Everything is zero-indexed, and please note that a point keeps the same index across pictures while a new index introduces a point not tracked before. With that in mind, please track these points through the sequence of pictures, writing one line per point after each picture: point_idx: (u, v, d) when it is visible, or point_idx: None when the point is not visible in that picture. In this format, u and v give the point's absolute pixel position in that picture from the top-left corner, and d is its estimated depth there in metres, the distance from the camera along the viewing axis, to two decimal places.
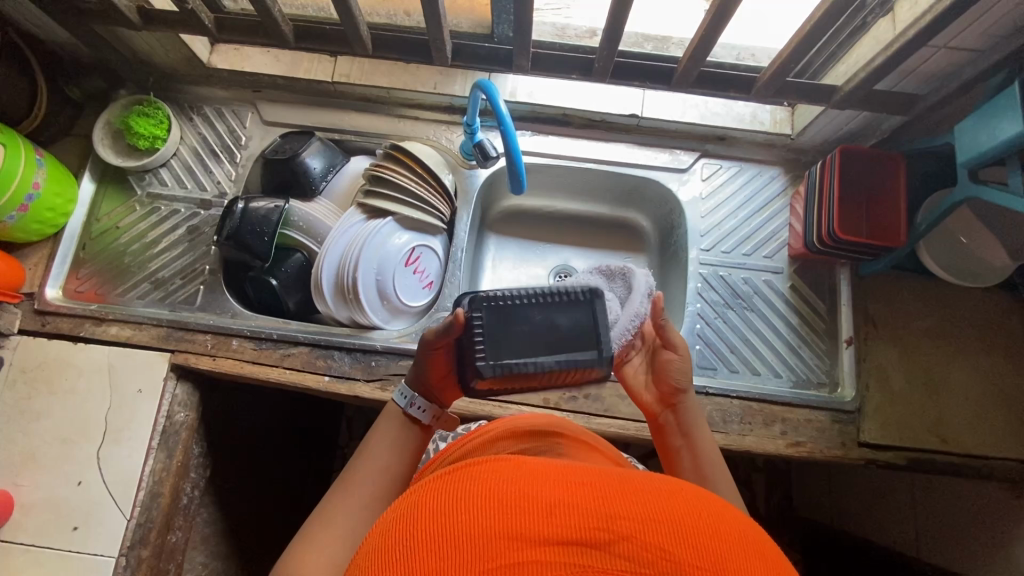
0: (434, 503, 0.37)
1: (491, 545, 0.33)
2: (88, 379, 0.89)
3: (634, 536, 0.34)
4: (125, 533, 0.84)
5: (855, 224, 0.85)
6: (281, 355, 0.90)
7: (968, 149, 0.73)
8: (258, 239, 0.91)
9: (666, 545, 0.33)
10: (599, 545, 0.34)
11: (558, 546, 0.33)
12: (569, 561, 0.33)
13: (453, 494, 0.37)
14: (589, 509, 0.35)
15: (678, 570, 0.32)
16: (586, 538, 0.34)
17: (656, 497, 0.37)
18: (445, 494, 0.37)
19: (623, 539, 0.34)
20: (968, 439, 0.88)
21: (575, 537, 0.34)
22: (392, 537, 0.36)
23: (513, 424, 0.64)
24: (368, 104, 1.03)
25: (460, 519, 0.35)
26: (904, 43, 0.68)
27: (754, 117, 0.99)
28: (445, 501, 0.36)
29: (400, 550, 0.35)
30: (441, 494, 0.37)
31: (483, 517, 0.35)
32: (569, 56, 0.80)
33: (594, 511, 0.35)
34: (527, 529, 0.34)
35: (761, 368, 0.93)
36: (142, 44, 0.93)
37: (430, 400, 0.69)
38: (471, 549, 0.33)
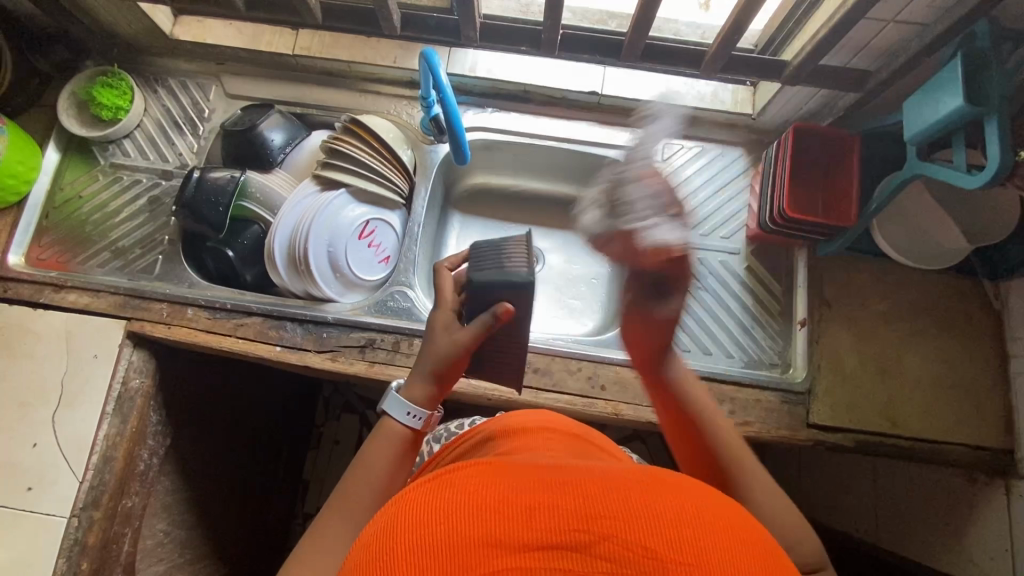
0: (412, 512, 0.36)
1: (471, 553, 0.33)
2: (45, 344, 0.90)
3: (614, 535, 0.34)
4: (77, 494, 0.86)
5: (809, 203, 0.84)
6: (235, 325, 0.91)
7: (914, 126, 0.72)
8: (212, 207, 0.92)
9: (649, 544, 0.33)
10: (580, 547, 0.33)
11: (540, 551, 0.33)
12: (549, 563, 0.33)
13: (429, 503, 0.37)
14: (571, 511, 0.35)
15: (662, 569, 0.32)
16: (567, 541, 0.33)
17: (639, 498, 0.36)
18: (422, 504, 0.37)
19: (602, 539, 0.33)
20: (920, 423, 0.87)
21: (554, 540, 0.33)
22: (371, 549, 0.36)
23: (500, 423, 0.66)
24: (331, 78, 1.03)
25: (442, 527, 0.35)
26: (845, 13, 0.67)
27: (715, 96, 0.99)
28: (422, 509, 0.36)
29: (377, 564, 0.34)
30: (419, 504, 0.37)
31: (466, 525, 0.34)
32: (518, 28, 0.80)
33: (575, 513, 0.35)
34: (507, 536, 0.34)
35: (713, 348, 0.93)
36: (103, 13, 0.94)
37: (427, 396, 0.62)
38: (448, 562, 0.33)
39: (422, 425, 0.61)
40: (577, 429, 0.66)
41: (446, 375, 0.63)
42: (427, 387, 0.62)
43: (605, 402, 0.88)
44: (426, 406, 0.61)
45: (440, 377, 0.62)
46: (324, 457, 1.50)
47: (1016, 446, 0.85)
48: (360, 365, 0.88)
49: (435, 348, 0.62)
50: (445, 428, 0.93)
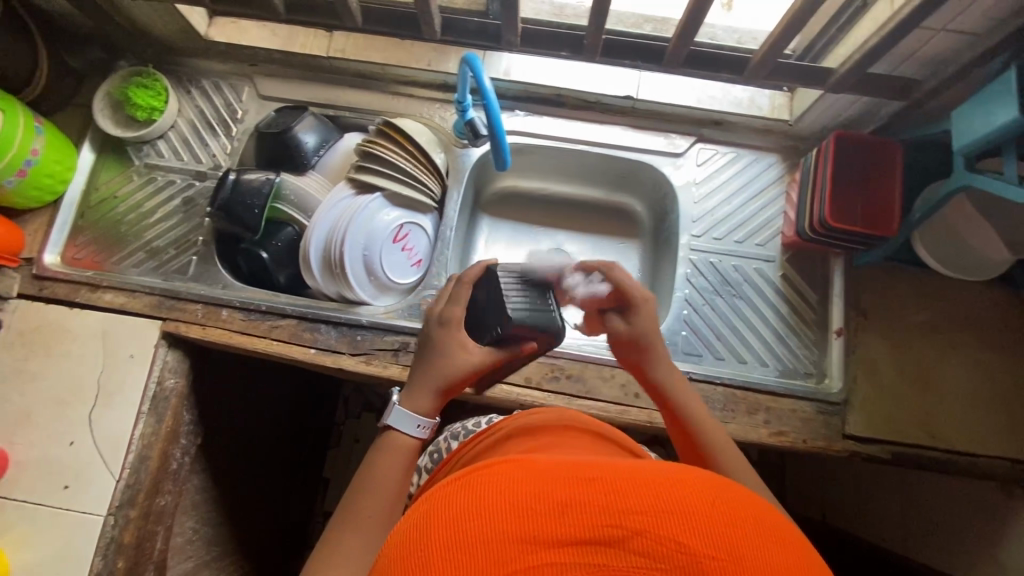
0: (438, 510, 0.36)
1: (504, 551, 0.33)
2: (82, 343, 0.91)
3: (648, 530, 0.33)
4: (114, 493, 0.87)
5: (852, 211, 0.83)
6: (270, 327, 0.92)
7: (963, 136, 0.71)
8: (247, 209, 0.92)
9: (683, 538, 0.33)
10: (614, 542, 0.33)
11: (574, 546, 0.33)
12: (583, 557, 0.33)
13: (456, 500, 0.36)
14: (602, 505, 0.35)
15: (696, 564, 0.32)
16: (601, 536, 0.34)
17: (669, 487, 0.36)
18: (449, 502, 0.37)
19: (635, 535, 0.33)
20: (957, 435, 0.86)
21: (588, 535, 0.34)
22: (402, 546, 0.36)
23: (522, 421, 0.65)
24: (363, 80, 1.03)
25: (472, 523, 0.35)
26: (900, 22, 0.66)
27: (751, 101, 0.98)
28: (451, 507, 0.36)
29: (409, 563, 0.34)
30: (445, 502, 0.37)
31: (494, 522, 0.34)
32: (560, 33, 0.80)
33: (606, 506, 0.35)
34: (538, 531, 0.34)
35: (747, 356, 0.92)
36: (140, 14, 0.94)
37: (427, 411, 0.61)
38: (480, 561, 0.33)
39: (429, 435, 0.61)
40: (597, 426, 0.66)
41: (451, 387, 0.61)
42: (430, 398, 0.61)
43: (639, 410, 0.88)
44: (430, 415, 0.60)
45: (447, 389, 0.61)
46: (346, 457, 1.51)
47: None
48: (394, 368, 0.88)
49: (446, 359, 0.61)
50: (463, 425, 0.92)
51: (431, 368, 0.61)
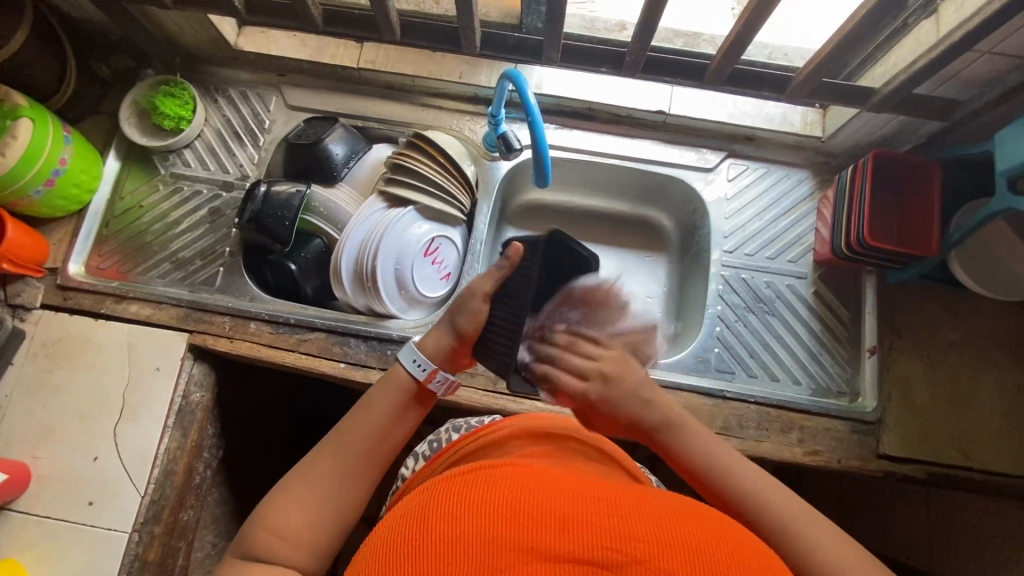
0: (446, 506, 0.39)
1: (502, 553, 0.35)
2: (107, 355, 0.90)
3: (646, 561, 0.35)
4: (138, 509, 0.85)
5: (885, 230, 0.83)
6: (299, 340, 0.90)
7: (1009, 158, 0.71)
8: (279, 222, 0.91)
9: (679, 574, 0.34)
10: (611, 566, 0.34)
11: (572, 563, 0.35)
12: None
13: (469, 498, 0.39)
14: (605, 527, 0.36)
15: None
16: (598, 558, 0.35)
17: (672, 525, 0.38)
18: (464, 495, 0.40)
19: (633, 562, 0.35)
20: (991, 455, 0.86)
21: (588, 555, 0.35)
22: (405, 531, 0.38)
23: (523, 423, 0.64)
24: (393, 92, 1.03)
25: (479, 519, 0.37)
26: (949, 46, 0.66)
27: (784, 118, 0.97)
28: (465, 502, 0.39)
29: (411, 547, 0.36)
30: (454, 499, 0.39)
31: (501, 523, 0.37)
32: (600, 49, 0.80)
33: (609, 532, 0.36)
34: (539, 545, 0.35)
35: (780, 374, 0.91)
36: (172, 24, 0.93)
37: (434, 361, 0.66)
38: (479, 556, 0.35)
39: (425, 377, 0.65)
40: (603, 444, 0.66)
41: (459, 328, 0.66)
42: (444, 343, 0.67)
43: None
44: (434, 358, 0.66)
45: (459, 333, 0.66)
46: None
47: None
48: None
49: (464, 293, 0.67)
50: (466, 419, 0.86)
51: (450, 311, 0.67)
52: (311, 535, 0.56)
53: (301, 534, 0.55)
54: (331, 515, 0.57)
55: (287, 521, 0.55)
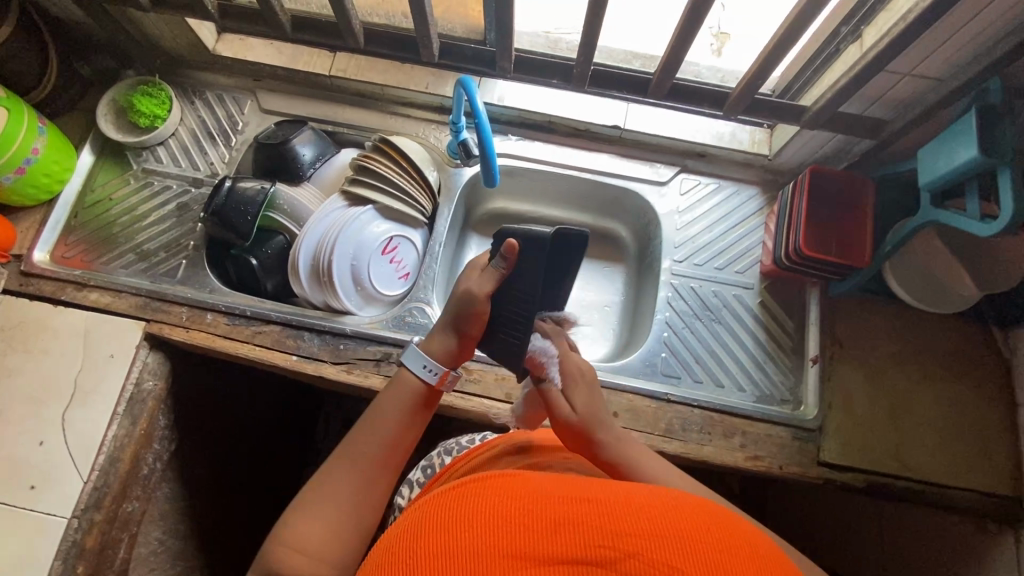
0: (440, 522, 0.40)
1: (495, 561, 0.36)
2: (64, 341, 0.91)
3: (638, 553, 0.36)
4: (80, 495, 0.85)
5: (826, 241, 0.86)
6: (253, 332, 0.92)
7: (928, 172, 0.74)
8: (241, 216, 0.94)
9: (672, 561, 0.36)
10: (605, 562, 0.36)
11: (567, 563, 0.36)
12: None
13: (462, 512, 0.41)
14: (594, 526, 0.38)
15: None
16: (591, 556, 0.36)
17: (660, 516, 0.39)
18: (458, 509, 0.41)
19: (625, 557, 0.36)
20: (928, 465, 0.88)
21: (580, 555, 0.37)
22: (401, 550, 0.40)
23: (517, 440, 0.66)
24: (363, 99, 1.07)
25: (474, 530, 0.39)
26: (866, 65, 0.71)
27: (733, 136, 1.02)
28: (459, 516, 0.41)
29: (407, 563, 0.38)
30: (446, 516, 0.41)
31: (494, 533, 0.38)
32: (551, 62, 0.85)
33: (600, 529, 0.38)
34: (532, 549, 0.37)
35: (725, 381, 0.93)
36: (152, 27, 0.98)
37: (438, 361, 0.68)
38: (475, 564, 0.36)
39: (436, 381, 0.67)
40: None
41: (463, 331, 0.67)
42: (447, 342, 0.69)
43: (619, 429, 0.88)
44: (443, 361, 0.68)
45: (460, 338, 0.68)
46: None
47: None
48: (375, 378, 0.89)
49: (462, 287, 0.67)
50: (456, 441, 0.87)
51: (454, 312, 0.68)
52: (332, 543, 0.55)
53: (323, 547, 0.54)
54: (351, 519, 0.57)
55: (308, 538, 0.54)
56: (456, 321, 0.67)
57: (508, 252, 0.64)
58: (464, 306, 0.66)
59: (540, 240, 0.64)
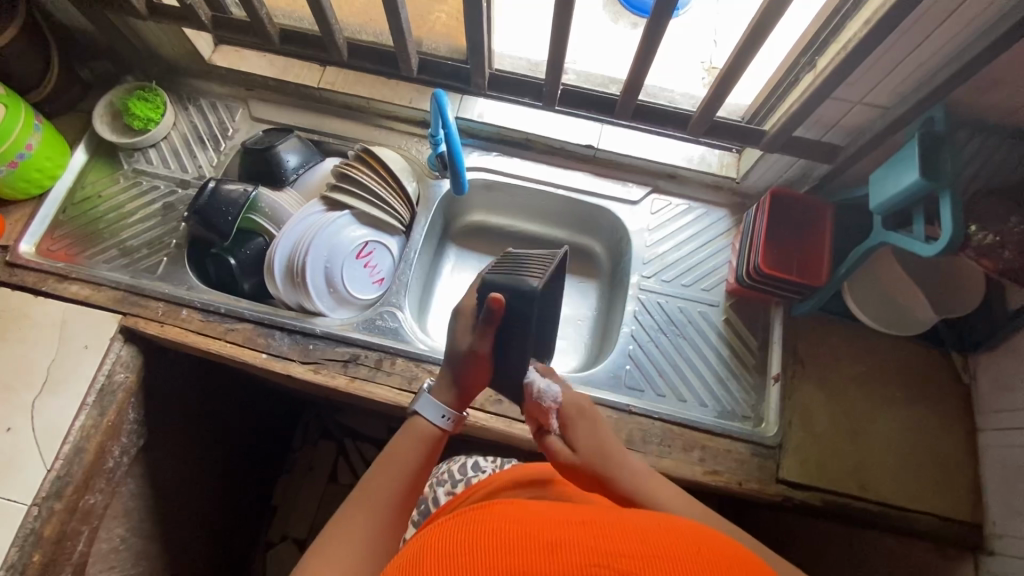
0: (439, 548, 0.41)
1: None
2: (40, 331, 0.93)
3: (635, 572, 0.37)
4: (43, 483, 0.86)
5: (782, 261, 0.89)
6: (226, 329, 0.94)
7: (879, 196, 0.77)
8: (221, 216, 0.97)
9: None
10: None
11: None
12: None
13: (462, 534, 0.42)
14: (591, 544, 0.39)
15: None
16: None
17: (653, 540, 0.40)
18: (458, 534, 0.42)
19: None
20: (887, 487, 0.88)
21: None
22: None
23: (513, 477, 0.68)
24: (350, 111, 1.11)
25: (474, 550, 0.39)
26: (816, 91, 0.74)
27: (702, 159, 1.06)
28: (459, 538, 0.41)
29: None
30: (445, 543, 0.41)
31: (492, 552, 0.39)
32: (525, 81, 0.89)
33: (595, 550, 0.38)
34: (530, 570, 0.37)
35: (687, 395, 0.94)
36: (152, 36, 1.03)
37: (450, 407, 0.74)
38: None
39: (451, 426, 0.73)
40: None
41: (466, 379, 0.74)
42: (454, 390, 0.75)
43: None
44: (453, 406, 0.74)
45: (465, 385, 0.75)
46: (298, 482, 1.49)
47: (984, 520, 0.85)
48: (341, 379, 0.91)
49: (458, 342, 0.73)
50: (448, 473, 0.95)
51: (455, 366, 0.74)
52: None
53: None
54: (365, 563, 0.58)
55: None
56: (460, 373, 0.74)
57: (493, 310, 0.66)
58: (466, 361, 0.73)
59: (529, 294, 0.68)
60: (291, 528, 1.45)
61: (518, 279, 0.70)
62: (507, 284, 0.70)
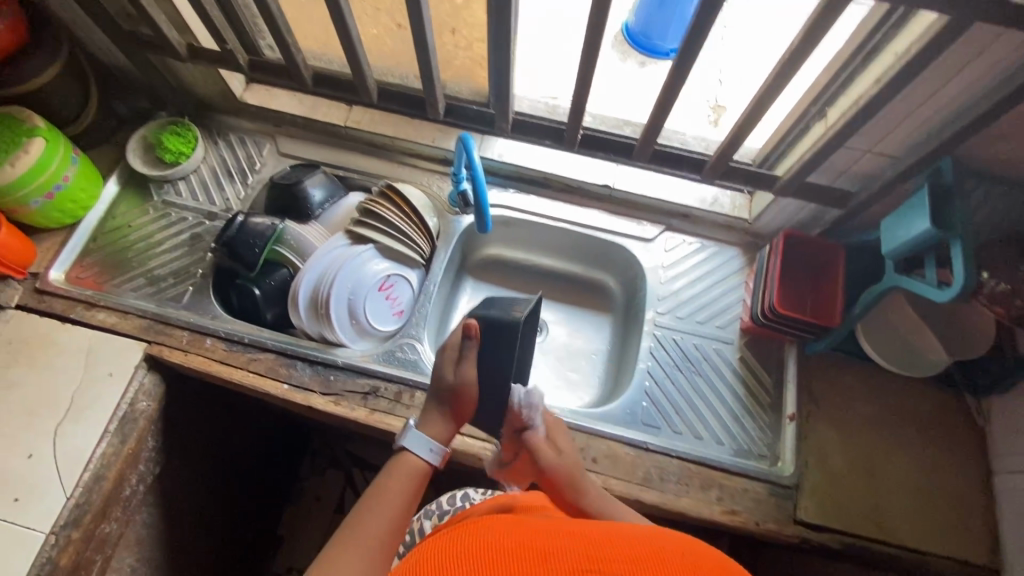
0: (441, 555, 0.48)
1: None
2: (67, 358, 0.94)
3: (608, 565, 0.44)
4: (61, 511, 0.86)
5: (797, 301, 0.91)
6: (249, 359, 0.96)
7: (890, 242, 0.79)
8: (249, 248, 0.99)
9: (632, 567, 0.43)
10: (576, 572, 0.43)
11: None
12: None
13: (462, 544, 0.50)
14: (579, 551, 0.46)
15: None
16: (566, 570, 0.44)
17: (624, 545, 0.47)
18: (458, 543, 0.50)
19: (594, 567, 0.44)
20: (905, 529, 0.88)
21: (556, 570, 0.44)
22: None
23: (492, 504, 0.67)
24: (374, 149, 1.16)
25: (477, 555, 0.47)
26: (828, 141, 0.77)
27: (715, 200, 1.10)
28: (460, 547, 0.49)
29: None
30: (446, 552, 0.49)
31: (494, 557, 0.46)
32: (546, 125, 0.93)
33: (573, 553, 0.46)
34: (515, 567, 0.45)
35: (704, 433, 0.95)
36: (188, 75, 1.08)
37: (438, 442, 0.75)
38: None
39: (439, 460, 0.74)
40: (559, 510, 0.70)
41: (453, 408, 0.77)
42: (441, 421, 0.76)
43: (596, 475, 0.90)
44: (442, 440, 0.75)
45: (453, 414, 0.77)
46: (304, 512, 1.48)
47: (1003, 566, 0.85)
48: (360, 411, 0.92)
49: (443, 373, 0.77)
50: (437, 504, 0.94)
51: (440, 395, 0.77)
52: None
53: None
54: None
55: None
56: (448, 405, 0.77)
57: (468, 333, 0.75)
58: (450, 390, 0.77)
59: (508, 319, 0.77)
60: (297, 560, 1.43)
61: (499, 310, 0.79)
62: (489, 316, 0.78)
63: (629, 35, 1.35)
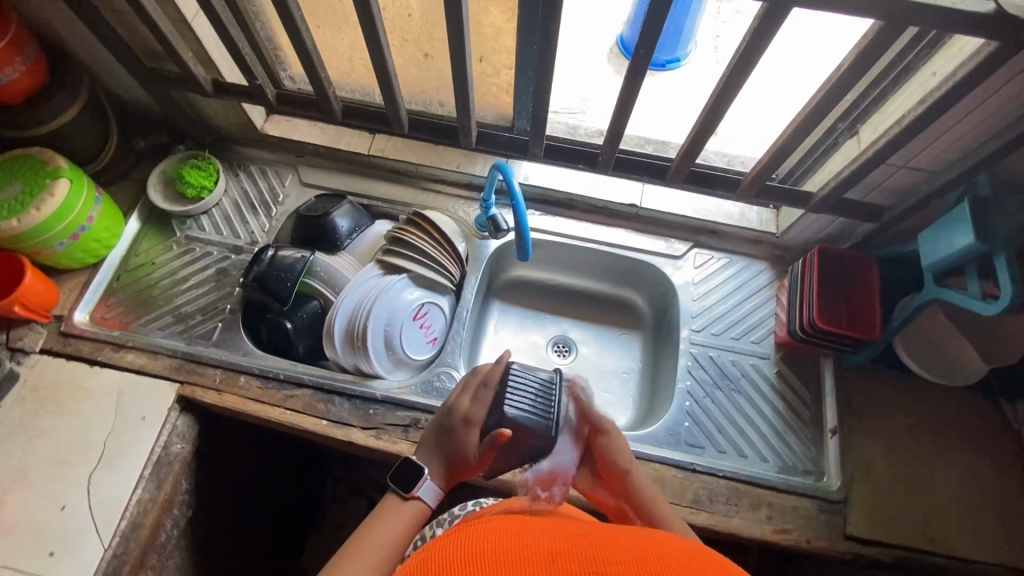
0: (448, 553, 0.45)
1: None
2: (97, 402, 0.92)
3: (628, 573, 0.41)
4: (99, 563, 0.83)
5: (836, 315, 0.92)
6: (285, 396, 0.94)
7: (930, 255, 0.81)
8: (281, 282, 0.98)
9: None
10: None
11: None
12: None
13: (469, 543, 0.45)
14: (597, 557, 0.43)
15: None
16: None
17: (647, 550, 0.44)
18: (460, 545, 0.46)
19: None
20: (958, 542, 0.87)
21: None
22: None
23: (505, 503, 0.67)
24: (397, 176, 1.15)
25: (487, 555, 0.44)
26: (865, 160, 0.78)
27: (742, 215, 1.10)
28: (466, 547, 0.45)
29: None
30: (453, 548, 0.45)
31: (506, 560, 0.43)
32: (578, 149, 0.94)
33: (591, 560, 0.43)
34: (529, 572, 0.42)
35: (748, 450, 0.95)
36: (209, 109, 1.07)
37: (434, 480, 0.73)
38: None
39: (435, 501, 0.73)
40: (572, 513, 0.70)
41: (455, 456, 0.73)
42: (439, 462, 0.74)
43: None
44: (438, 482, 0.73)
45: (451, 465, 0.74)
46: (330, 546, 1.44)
47: None
48: (403, 445, 0.90)
49: (460, 448, 0.73)
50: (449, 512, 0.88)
51: (443, 444, 0.74)
52: None
53: None
54: None
55: None
56: (450, 457, 0.74)
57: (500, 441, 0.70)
58: (456, 443, 0.73)
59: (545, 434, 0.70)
60: None
61: (533, 416, 0.71)
62: (522, 422, 0.70)
63: (624, 48, 1.40)
